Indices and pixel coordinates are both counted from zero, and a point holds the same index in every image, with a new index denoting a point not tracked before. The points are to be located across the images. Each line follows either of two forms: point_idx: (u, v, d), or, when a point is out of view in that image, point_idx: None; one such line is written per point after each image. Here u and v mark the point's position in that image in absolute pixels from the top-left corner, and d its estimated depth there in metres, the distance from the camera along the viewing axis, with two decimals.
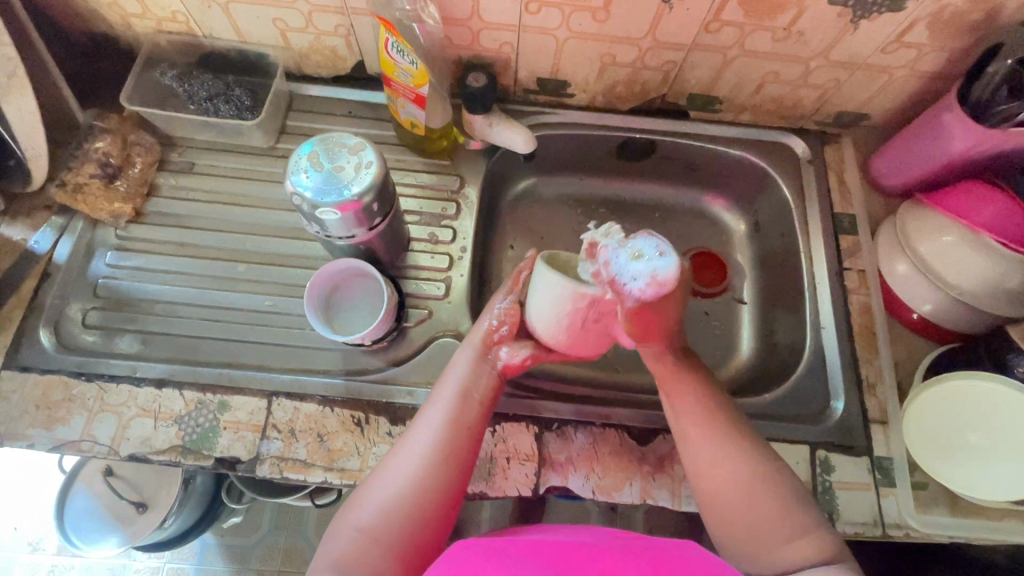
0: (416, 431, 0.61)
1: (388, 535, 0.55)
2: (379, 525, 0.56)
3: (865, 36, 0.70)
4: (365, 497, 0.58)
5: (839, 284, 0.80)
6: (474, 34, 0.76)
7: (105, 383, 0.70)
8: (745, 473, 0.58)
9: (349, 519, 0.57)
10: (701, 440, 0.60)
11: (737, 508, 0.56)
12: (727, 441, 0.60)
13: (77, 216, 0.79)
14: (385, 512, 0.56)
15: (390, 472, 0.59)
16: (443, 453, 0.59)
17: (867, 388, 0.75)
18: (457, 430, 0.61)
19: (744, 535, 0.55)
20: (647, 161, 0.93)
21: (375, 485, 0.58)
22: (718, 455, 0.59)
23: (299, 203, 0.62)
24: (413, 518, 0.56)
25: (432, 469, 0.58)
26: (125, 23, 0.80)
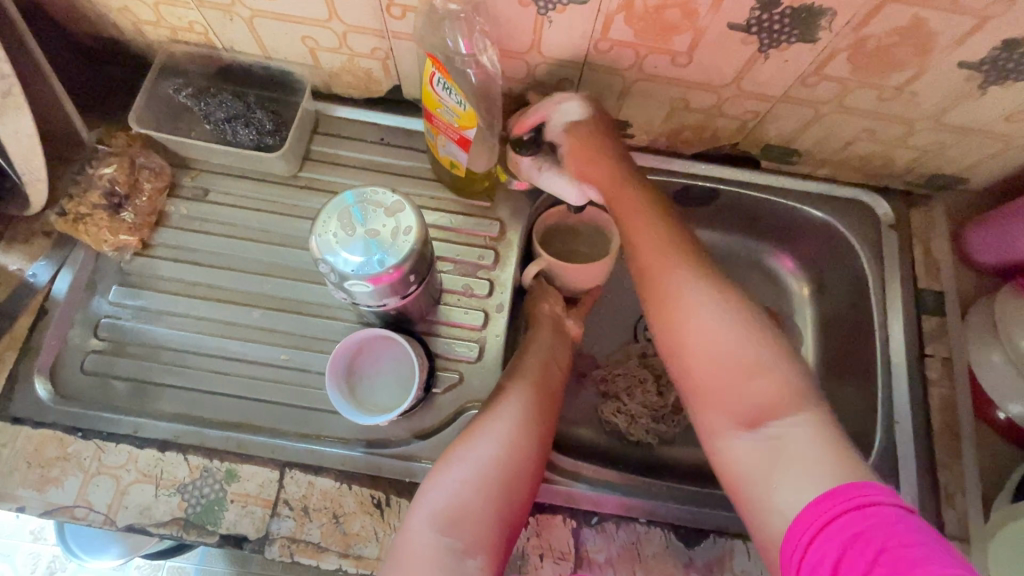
0: (505, 400, 0.64)
1: (489, 490, 0.57)
2: (474, 488, 0.57)
3: (990, 102, 0.59)
4: (458, 458, 0.59)
5: (919, 373, 0.72)
6: (530, 68, 0.66)
7: (103, 441, 0.64)
8: (729, 333, 0.58)
9: (442, 479, 0.58)
10: (682, 314, 0.61)
11: (725, 397, 0.57)
12: (711, 288, 0.61)
13: (78, 246, 0.72)
14: (481, 479, 0.58)
15: (484, 435, 0.61)
16: (532, 412, 0.63)
17: (946, 497, 0.67)
18: (543, 400, 0.65)
19: (727, 417, 0.57)
20: (706, 208, 0.84)
21: (469, 445, 0.60)
22: (711, 310, 0.59)
23: (326, 271, 0.54)
24: (508, 485, 0.58)
25: (526, 431, 0.62)
26: (136, 30, 0.70)
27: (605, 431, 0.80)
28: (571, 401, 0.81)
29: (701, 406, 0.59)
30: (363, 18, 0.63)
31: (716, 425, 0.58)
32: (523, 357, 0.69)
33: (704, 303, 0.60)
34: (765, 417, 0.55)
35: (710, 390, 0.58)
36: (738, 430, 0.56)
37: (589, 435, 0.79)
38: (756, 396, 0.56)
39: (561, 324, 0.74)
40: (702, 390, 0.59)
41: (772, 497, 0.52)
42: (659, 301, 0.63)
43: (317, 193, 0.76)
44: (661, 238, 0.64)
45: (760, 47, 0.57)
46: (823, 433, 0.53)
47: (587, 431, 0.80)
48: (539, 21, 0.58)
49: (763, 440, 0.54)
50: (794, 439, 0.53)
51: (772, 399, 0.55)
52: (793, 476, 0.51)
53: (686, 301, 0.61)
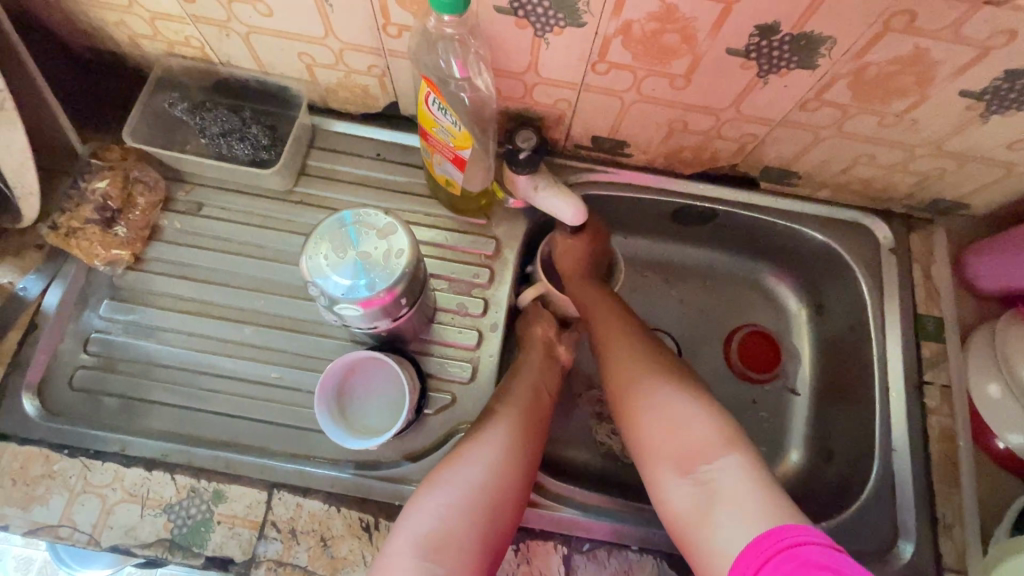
0: (494, 425, 0.63)
1: (476, 514, 0.56)
2: (460, 512, 0.55)
3: (992, 131, 0.59)
4: (444, 480, 0.57)
5: (918, 400, 0.71)
6: (527, 88, 0.65)
7: (90, 459, 0.63)
8: (680, 411, 0.60)
9: (427, 501, 0.56)
10: (641, 404, 0.62)
11: (663, 444, 0.58)
12: (662, 385, 0.63)
13: (70, 259, 0.71)
14: (467, 502, 0.56)
15: (471, 458, 0.59)
16: (523, 436, 0.63)
17: (943, 528, 0.66)
18: (534, 427, 0.65)
19: (670, 457, 0.57)
20: (704, 228, 0.83)
21: (457, 468, 0.58)
22: (657, 425, 0.60)
23: (316, 294, 0.53)
24: (496, 510, 0.57)
25: (516, 457, 0.61)
26: (133, 44, 0.70)
27: (599, 452, 0.79)
28: (566, 421, 0.80)
29: (643, 454, 0.60)
30: (359, 36, 0.62)
31: (656, 471, 0.58)
32: (512, 382, 0.68)
33: (657, 394, 0.62)
34: (699, 460, 0.56)
35: (649, 443, 0.60)
36: (675, 475, 0.56)
37: (583, 456, 0.78)
38: (694, 440, 0.57)
39: (551, 348, 0.73)
40: (645, 446, 0.60)
41: (706, 540, 0.51)
42: (618, 387, 0.65)
43: (311, 209, 0.76)
44: (625, 351, 0.68)
45: (759, 72, 0.56)
46: (753, 475, 0.54)
47: (581, 452, 0.79)
48: (536, 43, 0.58)
49: (697, 485, 0.55)
50: (726, 485, 0.53)
51: (705, 442, 0.57)
52: (724, 519, 0.51)
53: (644, 400, 0.62)
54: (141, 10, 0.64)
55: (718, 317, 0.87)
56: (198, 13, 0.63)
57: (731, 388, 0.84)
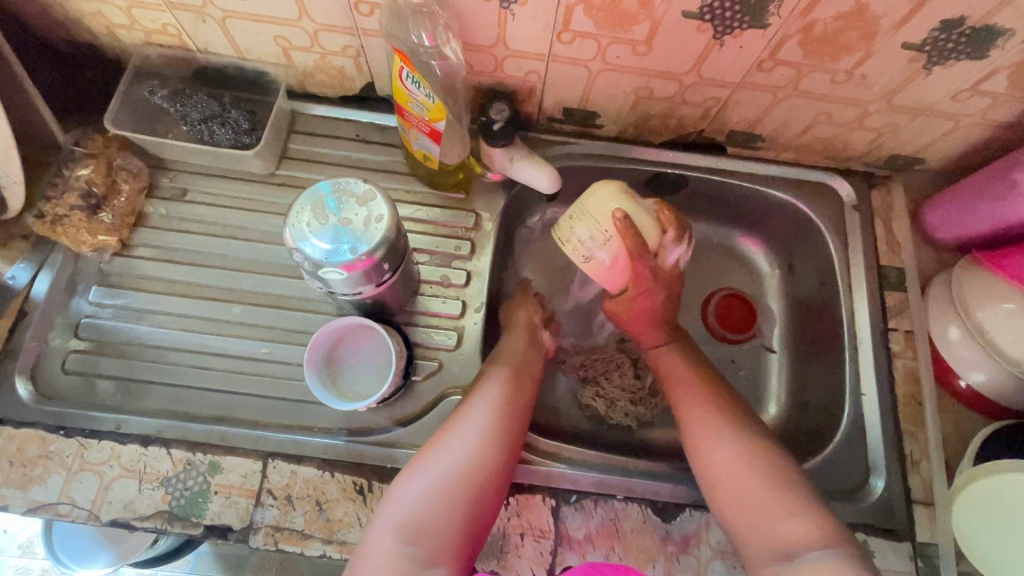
0: (485, 387, 0.66)
1: (454, 498, 0.57)
2: (437, 497, 0.56)
3: (935, 82, 0.62)
4: (425, 467, 0.58)
5: (884, 346, 0.74)
6: (497, 62, 0.68)
7: (85, 438, 0.65)
8: (769, 484, 0.58)
9: (409, 486, 0.57)
10: (727, 461, 0.61)
11: (754, 519, 0.57)
12: (742, 449, 0.62)
13: (57, 248, 0.72)
14: (478, 443, 0.60)
15: (452, 443, 0.60)
16: (501, 415, 0.63)
17: (911, 465, 0.69)
18: (514, 403, 0.65)
19: (766, 541, 0.55)
20: (678, 195, 0.86)
21: (438, 452, 0.59)
22: (748, 491, 0.58)
23: (300, 261, 0.55)
24: (474, 493, 0.57)
25: (493, 438, 0.61)
26: (111, 34, 0.72)
27: (586, 415, 0.81)
28: (552, 386, 0.83)
29: (721, 503, 0.60)
30: (332, 16, 0.64)
31: (733, 521, 0.58)
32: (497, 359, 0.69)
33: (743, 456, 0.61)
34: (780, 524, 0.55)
35: (734, 516, 0.58)
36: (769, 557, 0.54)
37: (570, 419, 0.81)
38: (787, 523, 0.55)
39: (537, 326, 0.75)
40: (736, 517, 0.58)
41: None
42: (690, 440, 0.65)
43: (294, 190, 0.78)
44: (704, 408, 0.67)
45: (715, 34, 0.59)
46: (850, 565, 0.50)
47: (567, 415, 0.81)
48: (503, 15, 0.60)
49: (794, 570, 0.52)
50: (805, 559, 0.52)
51: (801, 528, 0.54)
52: None
53: (724, 456, 0.62)
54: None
55: (695, 282, 0.90)
56: None
57: (711, 348, 0.87)
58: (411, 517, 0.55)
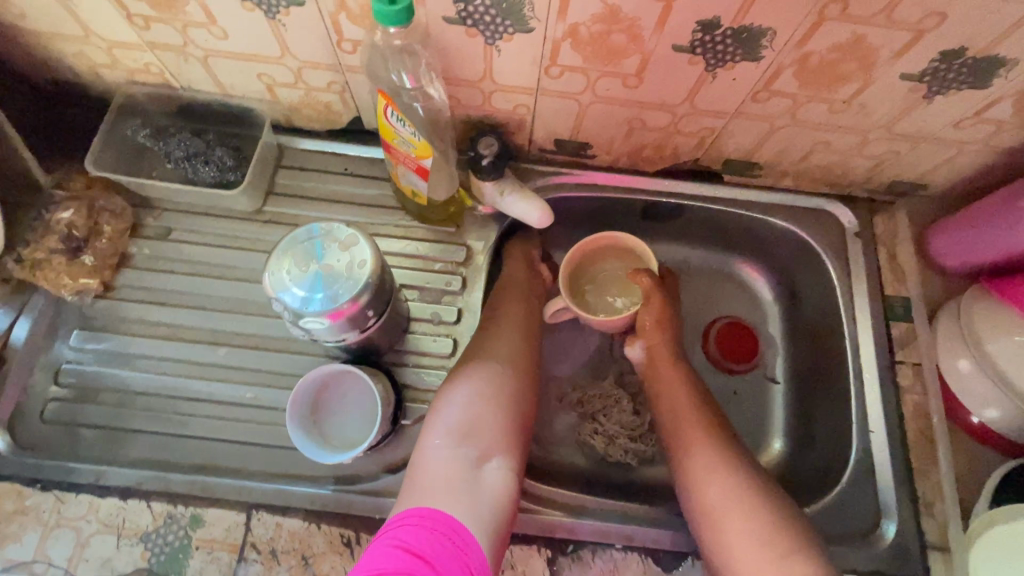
0: (496, 328, 0.68)
1: (498, 404, 0.61)
2: (483, 404, 0.60)
3: (937, 111, 0.60)
4: (463, 378, 0.62)
5: (892, 380, 0.71)
6: (485, 96, 0.66)
7: (63, 492, 0.63)
8: (770, 531, 0.55)
9: (452, 397, 0.61)
10: (730, 505, 0.58)
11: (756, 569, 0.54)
12: (742, 489, 0.59)
13: (37, 292, 0.71)
14: (508, 363, 0.65)
15: (483, 363, 0.64)
16: (524, 331, 0.69)
17: (924, 507, 0.66)
18: (531, 323, 0.71)
19: None
20: (674, 223, 0.84)
21: (473, 368, 0.63)
22: (747, 535, 0.56)
23: (281, 310, 0.53)
24: (513, 401, 0.62)
25: (522, 354, 0.67)
26: (93, 73, 0.70)
27: (583, 453, 0.79)
28: (548, 423, 0.80)
29: (721, 548, 0.57)
30: (315, 54, 0.63)
31: (734, 567, 0.55)
32: (504, 296, 0.72)
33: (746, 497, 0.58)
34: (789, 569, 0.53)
35: (733, 560, 0.56)
36: None
37: (567, 457, 0.78)
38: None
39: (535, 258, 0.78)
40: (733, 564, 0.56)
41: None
42: (688, 478, 0.62)
43: (281, 226, 0.76)
44: (704, 445, 0.63)
45: (707, 66, 0.58)
46: None
47: (564, 453, 0.79)
48: (489, 51, 0.59)
49: None
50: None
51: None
52: None
53: (725, 498, 0.58)
54: (98, 40, 0.64)
55: (695, 311, 0.87)
56: (154, 39, 0.64)
57: (712, 380, 0.84)
58: (459, 423, 0.59)
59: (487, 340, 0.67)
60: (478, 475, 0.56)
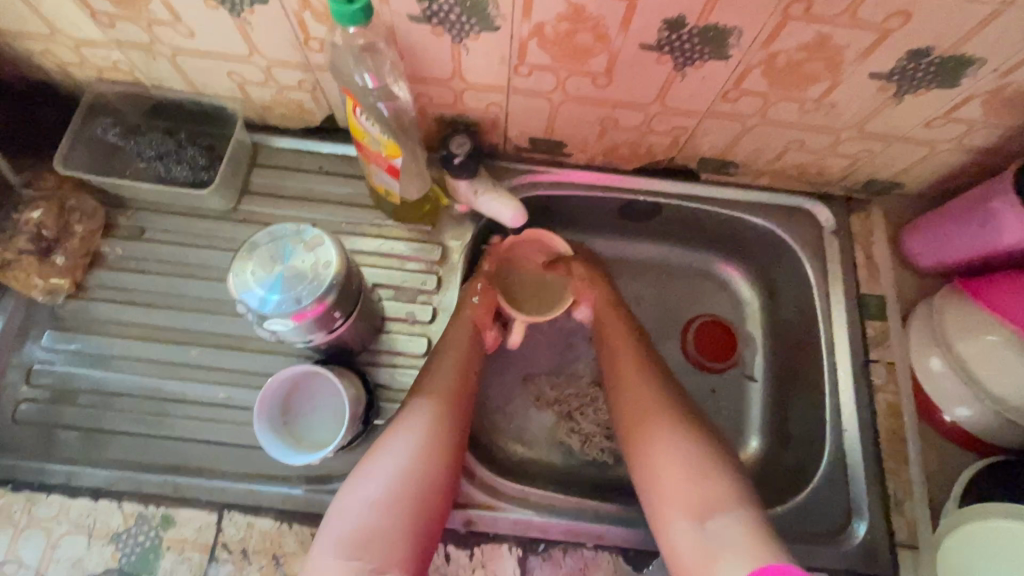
0: (417, 403, 0.63)
1: (418, 475, 0.58)
2: (401, 477, 0.57)
3: (907, 111, 0.60)
4: (384, 449, 0.59)
5: (866, 379, 0.72)
6: (456, 94, 0.66)
7: (34, 492, 0.63)
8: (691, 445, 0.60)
9: (370, 469, 0.58)
10: (663, 457, 0.60)
11: (674, 479, 0.58)
12: (664, 411, 0.64)
13: (8, 292, 0.70)
14: (423, 445, 0.59)
15: (408, 425, 0.61)
16: (456, 390, 0.65)
17: (895, 505, 0.67)
18: (466, 380, 0.67)
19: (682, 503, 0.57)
20: (653, 221, 0.84)
21: (397, 435, 0.60)
22: (670, 448, 0.61)
23: (245, 313, 0.53)
24: (434, 471, 0.59)
25: (450, 415, 0.63)
26: (62, 71, 0.70)
27: (559, 451, 0.79)
28: (526, 421, 0.80)
29: (653, 494, 0.59)
30: (283, 52, 0.62)
31: (662, 509, 0.58)
32: (438, 362, 0.67)
33: (679, 450, 0.60)
34: (709, 509, 0.55)
35: (655, 469, 0.60)
36: (684, 518, 0.56)
37: (544, 456, 0.79)
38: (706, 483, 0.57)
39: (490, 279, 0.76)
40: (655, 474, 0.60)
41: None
42: (632, 432, 0.64)
43: (255, 226, 0.76)
44: (649, 406, 0.65)
45: (676, 65, 0.57)
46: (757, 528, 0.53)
47: (541, 452, 0.79)
48: (456, 49, 0.58)
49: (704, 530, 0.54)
50: (728, 538, 0.52)
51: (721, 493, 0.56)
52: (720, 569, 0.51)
53: (661, 451, 0.61)
54: (64, 38, 0.64)
55: (674, 310, 0.87)
56: (121, 38, 0.63)
57: (690, 378, 0.84)
58: (373, 494, 0.56)
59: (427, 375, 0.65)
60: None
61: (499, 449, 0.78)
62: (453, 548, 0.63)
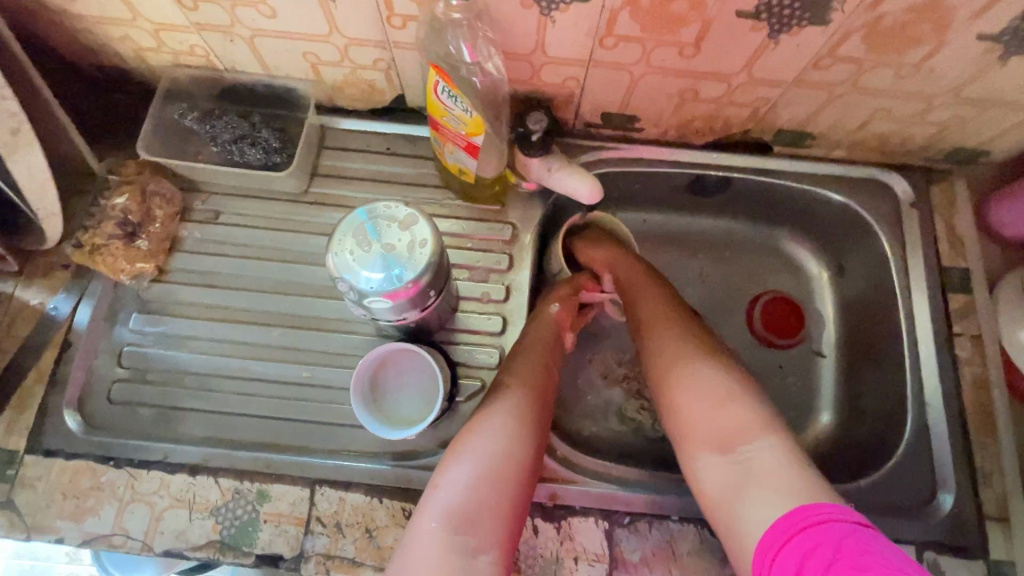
0: (507, 391, 0.62)
1: (512, 461, 0.56)
2: (496, 459, 0.56)
3: (1010, 73, 0.58)
4: (481, 429, 0.58)
5: (950, 353, 0.70)
6: (534, 69, 0.65)
7: (135, 468, 0.65)
8: (726, 384, 0.60)
9: (464, 450, 0.57)
10: (682, 398, 0.60)
11: (702, 421, 0.58)
12: (694, 345, 0.64)
13: (96, 277, 0.72)
14: (515, 430, 0.58)
15: (500, 409, 0.60)
16: (543, 380, 0.64)
17: (983, 479, 0.66)
18: (550, 370, 0.66)
19: (708, 444, 0.57)
20: (720, 197, 0.82)
21: (489, 417, 0.59)
22: (691, 390, 0.60)
23: (345, 291, 0.54)
24: (526, 459, 0.57)
25: (539, 404, 0.62)
26: (139, 57, 0.70)
27: (629, 428, 0.79)
28: (594, 399, 0.81)
29: (679, 431, 0.60)
30: (364, 30, 0.62)
31: (690, 447, 0.58)
32: (523, 353, 0.66)
33: (702, 387, 0.60)
34: (733, 441, 0.56)
35: (680, 412, 0.60)
36: (715, 454, 0.56)
37: (615, 432, 0.79)
38: (728, 421, 0.57)
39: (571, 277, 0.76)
40: (680, 416, 0.60)
41: (729, 525, 0.53)
42: (659, 380, 0.64)
43: (327, 208, 0.76)
44: (681, 342, 0.65)
45: (771, 32, 0.56)
46: (789, 455, 0.54)
47: (611, 429, 0.79)
48: (542, 22, 0.57)
49: (735, 464, 0.54)
50: (759, 469, 0.53)
51: (747, 424, 0.56)
52: (755, 503, 0.51)
53: (681, 388, 0.61)
54: (146, 23, 0.64)
55: (740, 286, 0.86)
56: (202, 20, 0.63)
57: (758, 354, 0.83)
58: (469, 476, 0.54)
59: (515, 360, 0.66)
60: (471, 569, 0.49)
61: (570, 426, 0.78)
62: (540, 520, 0.64)
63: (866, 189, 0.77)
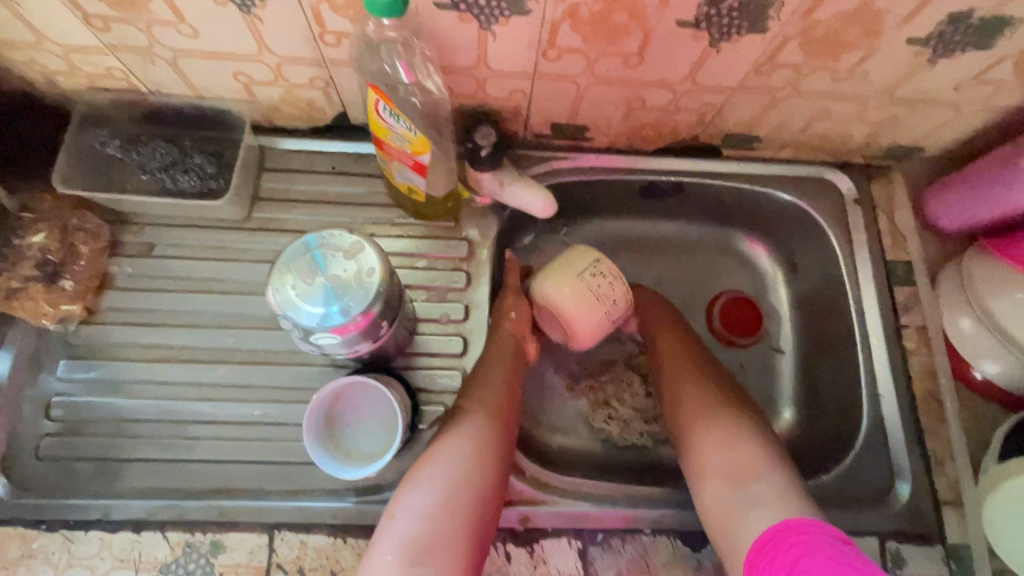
0: (469, 413, 0.60)
1: (472, 485, 0.55)
2: (456, 485, 0.54)
3: (938, 75, 0.60)
4: (441, 454, 0.56)
5: (898, 344, 0.73)
6: (479, 83, 0.63)
7: (70, 530, 0.60)
8: (738, 422, 0.62)
9: (423, 477, 0.55)
10: (700, 428, 0.62)
11: (714, 452, 0.60)
12: (713, 386, 0.67)
13: (16, 323, 0.67)
14: (476, 454, 0.57)
15: (462, 432, 0.58)
16: (507, 399, 0.63)
17: (936, 465, 0.68)
18: (514, 389, 0.65)
19: (718, 474, 0.58)
20: (673, 201, 0.83)
21: (450, 441, 0.57)
22: (708, 422, 0.62)
23: (289, 327, 0.51)
24: (488, 482, 0.56)
25: (503, 424, 0.61)
26: (49, 81, 0.65)
27: (597, 439, 0.79)
28: (561, 412, 0.80)
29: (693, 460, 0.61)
30: (295, 48, 0.59)
31: (701, 474, 0.59)
32: (485, 373, 0.65)
33: (720, 421, 0.62)
34: (743, 475, 0.57)
35: (695, 441, 0.62)
36: (723, 484, 0.57)
37: (584, 444, 0.78)
38: (738, 454, 0.58)
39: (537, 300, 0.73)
40: (693, 445, 0.62)
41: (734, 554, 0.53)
42: (678, 414, 0.66)
43: (271, 234, 0.72)
44: (696, 382, 0.67)
45: (711, 41, 0.56)
46: (793, 490, 0.54)
47: (580, 441, 0.78)
48: (483, 36, 0.56)
49: (741, 491, 0.55)
50: (764, 497, 0.54)
51: (757, 459, 0.58)
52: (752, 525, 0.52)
53: (698, 419, 0.63)
54: (53, 45, 0.59)
55: (697, 288, 0.87)
56: (117, 42, 0.58)
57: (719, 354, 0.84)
58: (428, 504, 0.52)
59: (475, 383, 0.64)
60: None
61: (538, 442, 0.77)
62: (512, 547, 0.62)
63: (812, 188, 0.79)
